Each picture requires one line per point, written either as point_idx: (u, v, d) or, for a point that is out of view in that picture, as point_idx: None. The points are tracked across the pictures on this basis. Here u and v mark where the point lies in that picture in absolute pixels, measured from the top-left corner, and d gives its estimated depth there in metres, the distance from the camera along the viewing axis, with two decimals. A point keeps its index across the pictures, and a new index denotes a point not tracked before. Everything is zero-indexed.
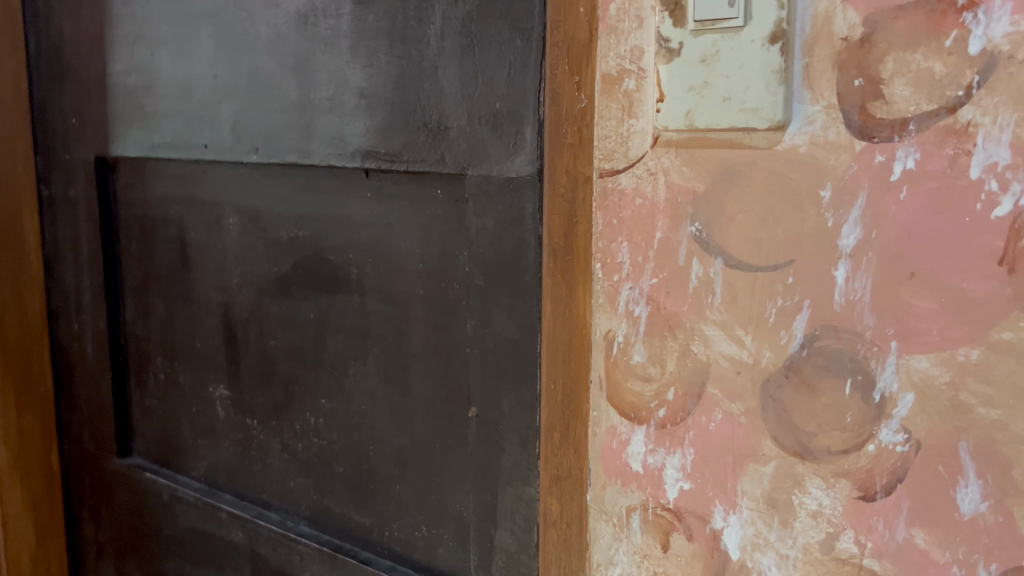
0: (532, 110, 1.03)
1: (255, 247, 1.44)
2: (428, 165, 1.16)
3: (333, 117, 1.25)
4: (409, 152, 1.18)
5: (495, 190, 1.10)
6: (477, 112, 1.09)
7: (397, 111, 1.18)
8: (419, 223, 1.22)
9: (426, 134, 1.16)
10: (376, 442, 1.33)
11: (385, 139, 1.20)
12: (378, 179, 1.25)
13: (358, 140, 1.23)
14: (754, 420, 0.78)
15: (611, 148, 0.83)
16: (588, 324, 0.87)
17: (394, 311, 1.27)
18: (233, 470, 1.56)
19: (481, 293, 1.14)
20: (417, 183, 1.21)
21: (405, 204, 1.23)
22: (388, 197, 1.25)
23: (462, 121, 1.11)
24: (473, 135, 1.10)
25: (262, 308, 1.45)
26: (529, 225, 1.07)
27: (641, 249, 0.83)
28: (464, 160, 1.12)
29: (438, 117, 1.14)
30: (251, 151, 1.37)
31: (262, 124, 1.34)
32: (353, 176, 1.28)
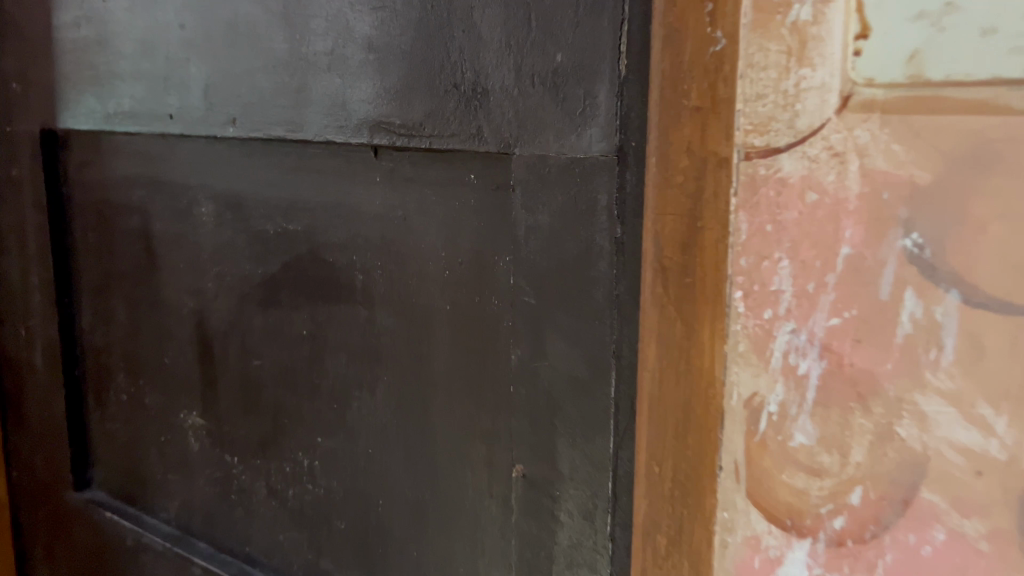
0: (611, 62, 0.74)
1: (232, 246, 1.14)
2: (458, 141, 0.86)
3: (331, 77, 0.95)
4: (433, 123, 0.88)
5: (554, 175, 0.80)
6: (530, 67, 0.79)
7: (417, 68, 0.87)
8: (446, 216, 0.92)
9: (456, 100, 0.85)
10: (386, 495, 1.03)
11: (400, 107, 0.90)
12: (391, 159, 0.96)
13: (364, 108, 0.93)
14: (1005, 550, 0.48)
15: (767, 114, 0.53)
16: (718, 384, 0.58)
17: (410, 331, 0.97)
18: (212, 514, 1.27)
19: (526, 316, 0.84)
20: (445, 163, 0.91)
21: (428, 192, 0.93)
22: (406, 183, 0.95)
23: (508, 81, 0.81)
24: (523, 100, 0.80)
25: (244, 319, 1.15)
26: (602, 224, 0.77)
27: (810, 272, 0.53)
28: (510, 134, 0.82)
29: (473, 76, 0.83)
30: (226, 123, 1.07)
31: (241, 87, 1.04)
32: (359, 155, 0.99)
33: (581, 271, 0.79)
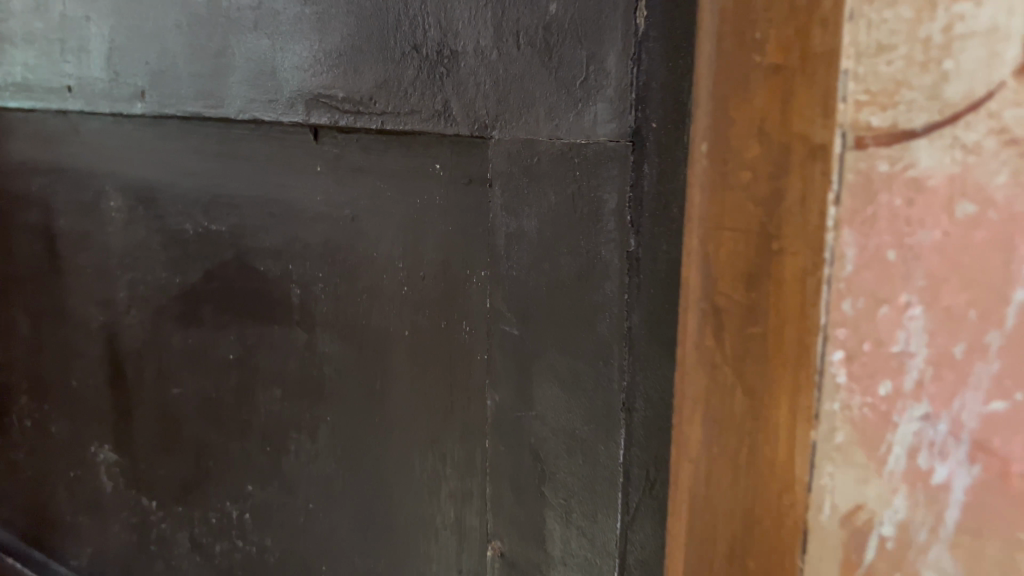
0: (624, 12, 0.54)
1: (146, 248, 0.93)
2: (420, 119, 0.66)
3: (256, 37, 0.74)
4: (387, 97, 0.68)
5: (546, 167, 0.60)
6: (515, 22, 0.59)
7: (365, 24, 0.67)
8: (406, 216, 0.72)
9: (416, 66, 0.65)
10: (330, 562, 0.83)
11: (344, 75, 0.69)
12: (336, 143, 0.75)
13: (299, 78, 0.72)
14: None
15: (893, 76, 0.33)
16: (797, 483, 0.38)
17: (361, 361, 0.77)
18: (129, 566, 1.06)
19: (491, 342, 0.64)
20: (405, 150, 0.71)
21: (382, 187, 0.73)
22: (355, 173, 0.75)
23: (485, 41, 0.61)
24: (505, 66, 0.61)
25: (161, 338, 0.94)
26: (610, 232, 0.57)
27: (958, 327, 0.33)
28: (487, 113, 0.62)
29: (438, 35, 0.63)
30: (133, 97, 0.86)
31: (150, 51, 0.83)
32: (294, 138, 0.78)
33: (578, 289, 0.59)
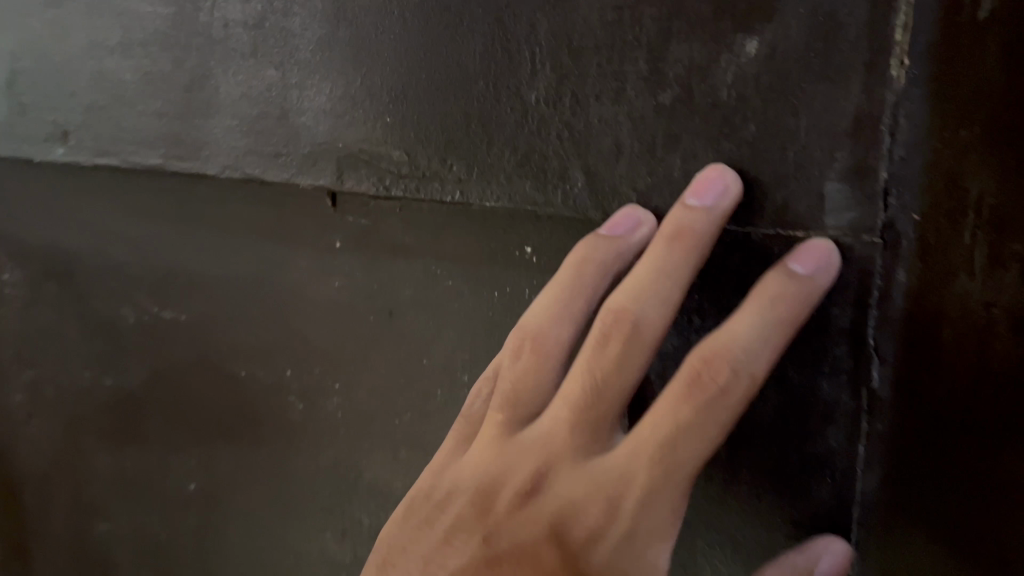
0: (879, 63, 0.38)
1: (59, 336, 0.70)
2: (517, 191, 0.48)
3: (259, 65, 0.53)
4: (462, 157, 0.49)
5: (735, 266, 0.44)
6: (689, 64, 0.43)
7: (438, 54, 0.48)
8: (477, 314, 0.54)
9: (516, 118, 0.47)
10: None
11: (398, 122, 0.50)
12: (365, 214, 0.55)
13: (323, 124, 0.52)
14: None
15: None
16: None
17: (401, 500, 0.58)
18: None
19: (631, 289, 0.44)
20: (475, 224, 0.52)
21: (438, 272, 0.54)
22: (401, 253, 0.55)
23: (637, 87, 0.44)
24: (668, 124, 0.44)
25: (85, 455, 0.71)
26: (843, 362, 0.41)
27: None
28: (631, 186, 0.45)
29: (558, 76, 0.46)
30: (49, 138, 0.63)
31: (80, 76, 0.60)
32: (298, 205, 0.57)
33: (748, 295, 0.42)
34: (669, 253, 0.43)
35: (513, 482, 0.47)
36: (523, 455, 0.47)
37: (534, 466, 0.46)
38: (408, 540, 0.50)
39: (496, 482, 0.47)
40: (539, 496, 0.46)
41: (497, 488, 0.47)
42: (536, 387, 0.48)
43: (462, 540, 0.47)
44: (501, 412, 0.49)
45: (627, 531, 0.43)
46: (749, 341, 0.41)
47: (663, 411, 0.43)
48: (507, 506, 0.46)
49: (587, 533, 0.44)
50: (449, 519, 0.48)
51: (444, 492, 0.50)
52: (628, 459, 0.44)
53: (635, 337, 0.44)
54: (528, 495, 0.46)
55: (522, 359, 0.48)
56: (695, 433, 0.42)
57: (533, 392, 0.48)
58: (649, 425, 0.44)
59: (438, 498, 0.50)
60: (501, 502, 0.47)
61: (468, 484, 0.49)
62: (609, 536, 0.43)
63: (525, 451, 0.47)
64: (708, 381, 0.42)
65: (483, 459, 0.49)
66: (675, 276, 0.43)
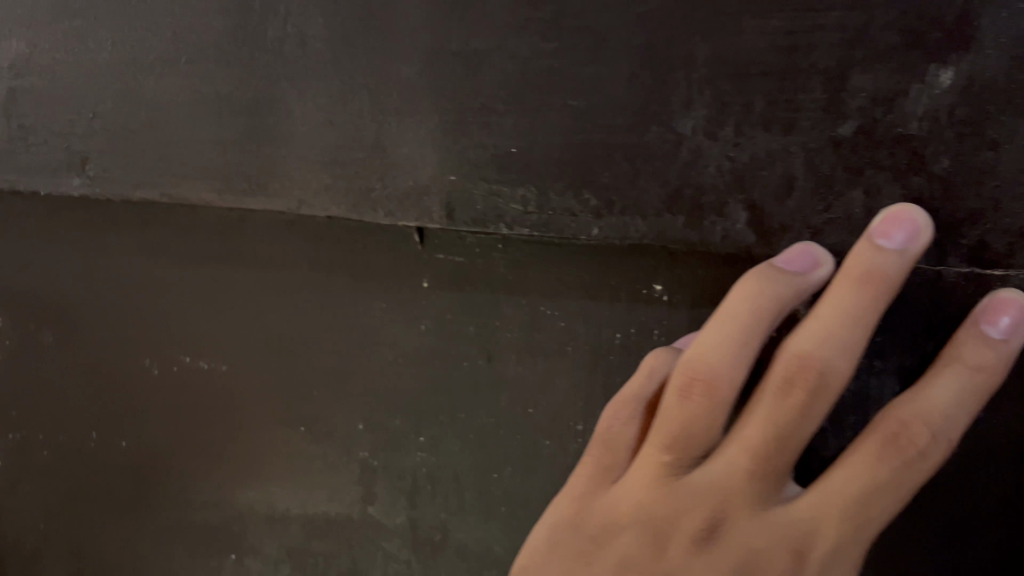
0: None
1: (61, 390, 0.61)
2: (665, 229, 0.44)
3: (348, 86, 0.47)
4: (601, 193, 0.44)
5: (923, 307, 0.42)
6: (875, 93, 0.40)
7: (577, 79, 0.44)
8: (593, 358, 0.49)
9: (667, 151, 0.43)
10: None
11: (525, 153, 0.45)
12: (455, 249, 0.51)
13: (433, 152, 0.47)
14: None
15: None
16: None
17: (499, 560, 0.53)
18: None
19: (821, 334, 0.41)
20: (596, 262, 0.48)
21: (548, 313, 0.50)
22: (499, 290, 0.50)
23: (814, 118, 0.41)
24: (847, 158, 0.41)
25: (98, 524, 0.63)
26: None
27: None
28: (802, 224, 0.42)
29: (721, 104, 0.42)
30: (61, 167, 0.54)
31: (107, 96, 0.52)
32: (371, 238, 0.52)
33: (941, 358, 0.41)
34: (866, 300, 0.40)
35: (685, 528, 0.42)
36: (694, 501, 0.42)
37: (707, 513, 0.42)
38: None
39: (662, 525, 0.43)
40: (713, 547, 0.42)
41: (665, 532, 0.43)
42: (708, 431, 0.42)
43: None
44: (660, 451, 0.43)
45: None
46: (950, 406, 0.40)
47: (851, 467, 0.41)
48: (683, 555, 0.42)
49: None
50: (612, 559, 0.44)
51: (595, 525, 0.45)
52: (812, 511, 0.41)
53: (821, 388, 0.41)
54: (701, 544, 0.42)
55: (696, 398, 0.42)
56: (889, 496, 0.40)
57: (701, 432, 0.42)
58: (835, 482, 0.41)
59: (591, 532, 0.45)
60: (674, 549, 0.43)
61: (627, 523, 0.44)
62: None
63: (695, 496, 0.42)
64: (907, 444, 0.40)
65: (639, 496, 0.44)
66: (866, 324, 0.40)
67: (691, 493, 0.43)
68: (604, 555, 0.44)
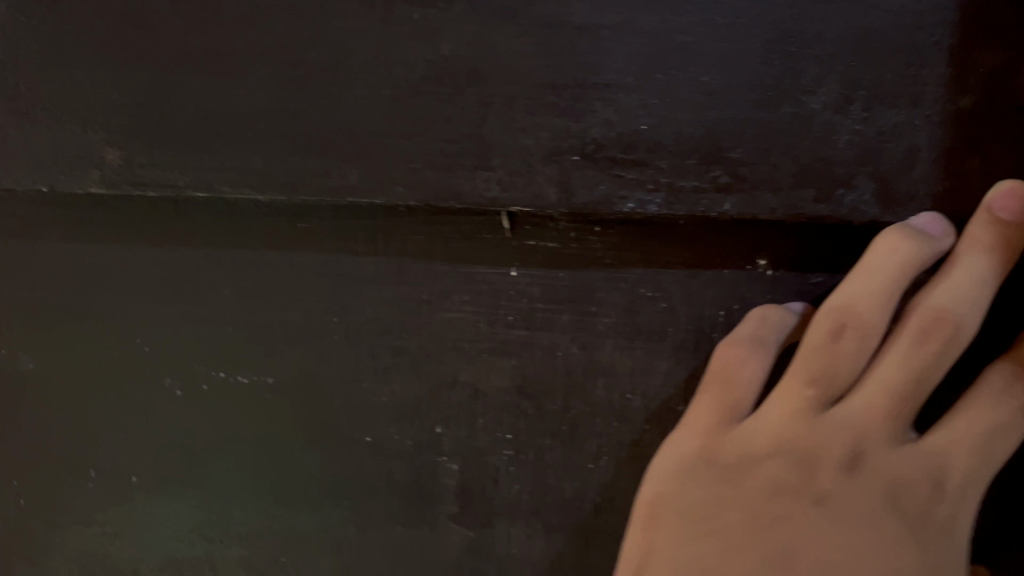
0: None
1: (55, 418, 0.53)
2: (795, 201, 0.45)
3: (452, 62, 0.44)
4: (733, 166, 0.44)
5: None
6: (991, 69, 0.43)
7: (708, 53, 0.43)
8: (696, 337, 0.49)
9: (799, 124, 0.44)
10: None
11: (655, 130, 0.44)
12: (549, 233, 0.48)
13: (550, 131, 0.44)
14: None
15: None
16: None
17: (592, 555, 0.52)
18: None
19: (954, 288, 0.44)
20: (696, 237, 0.48)
21: (645, 294, 0.49)
22: (594, 274, 0.49)
23: (934, 89, 0.44)
24: (964, 127, 0.44)
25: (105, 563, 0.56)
26: None
27: None
28: (921, 194, 0.44)
29: (853, 79, 0.44)
30: (75, 161, 0.46)
31: (138, 75, 0.44)
32: (452, 223, 0.49)
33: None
34: (992, 262, 0.43)
35: (833, 455, 0.44)
36: (842, 433, 0.44)
37: (854, 443, 0.44)
38: (707, 510, 0.44)
39: (807, 453, 0.44)
40: (861, 473, 0.43)
41: (810, 460, 0.44)
42: (850, 372, 0.45)
43: (789, 502, 0.43)
44: (807, 389, 0.45)
45: (950, 516, 0.43)
46: None
47: (971, 409, 0.44)
48: (835, 478, 0.43)
49: (916, 512, 0.43)
50: (757, 482, 0.44)
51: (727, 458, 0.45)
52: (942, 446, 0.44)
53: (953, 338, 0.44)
54: (849, 471, 0.43)
55: (846, 342, 0.44)
56: (1007, 437, 0.44)
57: (844, 374, 0.45)
58: (960, 421, 0.44)
59: (729, 462, 0.45)
60: (824, 474, 0.43)
61: (772, 450, 0.44)
62: (938, 516, 0.43)
63: (841, 431, 0.44)
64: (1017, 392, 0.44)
65: (778, 429, 0.45)
66: (990, 283, 0.44)
67: (833, 427, 0.44)
68: (743, 486, 0.44)
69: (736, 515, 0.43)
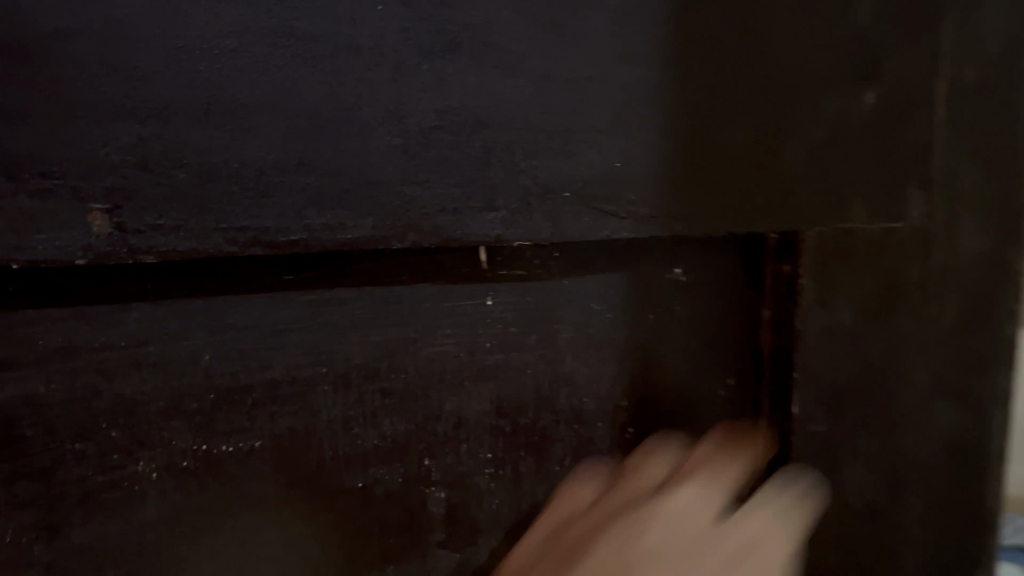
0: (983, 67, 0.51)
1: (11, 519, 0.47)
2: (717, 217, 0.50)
3: (458, 112, 0.46)
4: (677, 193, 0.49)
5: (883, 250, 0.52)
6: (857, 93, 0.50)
7: (664, 98, 0.48)
8: (642, 350, 0.55)
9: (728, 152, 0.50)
10: None
11: (627, 166, 0.49)
12: (518, 264, 0.51)
13: (545, 172, 0.48)
14: None
15: None
16: (982, 512, 0.56)
17: None
18: None
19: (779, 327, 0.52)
20: (635, 255, 0.53)
21: (597, 307, 0.53)
22: (558, 295, 0.52)
23: (812, 117, 0.50)
24: (831, 145, 0.50)
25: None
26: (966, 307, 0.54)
27: None
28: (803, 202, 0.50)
29: (761, 114, 0.49)
30: (72, 236, 0.42)
31: (135, 133, 0.42)
32: (428, 263, 0.50)
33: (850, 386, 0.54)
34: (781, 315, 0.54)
35: (715, 522, 0.49)
36: (716, 506, 0.49)
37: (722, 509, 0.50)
38: (626, 530, 0.48)
39: (699, 485, 0.50)
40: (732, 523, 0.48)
41: (704, 497, 0.49)
42: (715, 461, 0.52)
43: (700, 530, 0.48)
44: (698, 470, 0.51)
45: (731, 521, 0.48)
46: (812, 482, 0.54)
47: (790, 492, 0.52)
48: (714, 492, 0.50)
49: (748, 536, 0.48)
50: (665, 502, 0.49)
51: (625, 504, 0.51)
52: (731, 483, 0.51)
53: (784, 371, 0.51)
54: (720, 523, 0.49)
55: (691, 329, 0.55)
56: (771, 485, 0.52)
57: (712, 460, 0.52)
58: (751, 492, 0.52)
59: (630, 504, 0.51)
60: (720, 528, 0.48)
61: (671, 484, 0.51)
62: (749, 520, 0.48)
63: (715, 501, 0.50)
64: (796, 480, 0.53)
65: (676, 481, 0.51)
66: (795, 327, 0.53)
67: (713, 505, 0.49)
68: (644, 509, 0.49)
69: (642, 527, 0.48)
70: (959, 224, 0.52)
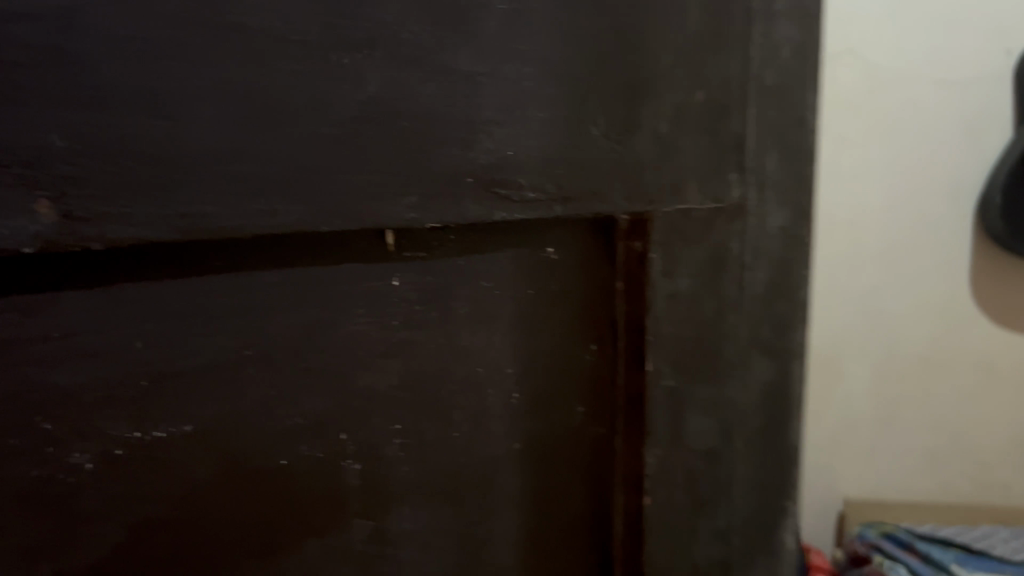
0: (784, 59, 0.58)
1: None
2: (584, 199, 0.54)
3: (374, 103, 0.47)
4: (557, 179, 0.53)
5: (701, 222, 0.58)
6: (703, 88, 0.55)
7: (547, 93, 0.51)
8: (518, 322, 0.58)
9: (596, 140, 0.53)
10: None
11: (516, 156, 0.51)
12: (420, 246, 0.53)
13: (449, 160, 0.49)
14: None
15: None
16: (780, 451, 0.65)
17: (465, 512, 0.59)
18: None
19: None
20: (514, 233, 0.56)
21: (486, 285, 0.56)
22: (456, 270, 0.55)
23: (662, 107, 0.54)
24: (679, 132, 0.55)
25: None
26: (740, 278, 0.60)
27: None
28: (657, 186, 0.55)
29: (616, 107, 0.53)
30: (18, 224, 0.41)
31: (83, 119, 0.41)
32: (345, 245, 0.51)
33: None
34: None
35: None
36: None
37: None
38: None
39: None
40: None
41: None
42: None
43: None
44: None
45: None
46: None
47: None
48: None
49: None
50: None
51: None
52: None
53: None
54: None
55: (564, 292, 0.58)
56: None
57: None
58: None
59: None
60: None
61: None
62: None
63: None
64: None
65: None
66: None
67: None
68: None
69: None
70: (769, 198, 0.60)
